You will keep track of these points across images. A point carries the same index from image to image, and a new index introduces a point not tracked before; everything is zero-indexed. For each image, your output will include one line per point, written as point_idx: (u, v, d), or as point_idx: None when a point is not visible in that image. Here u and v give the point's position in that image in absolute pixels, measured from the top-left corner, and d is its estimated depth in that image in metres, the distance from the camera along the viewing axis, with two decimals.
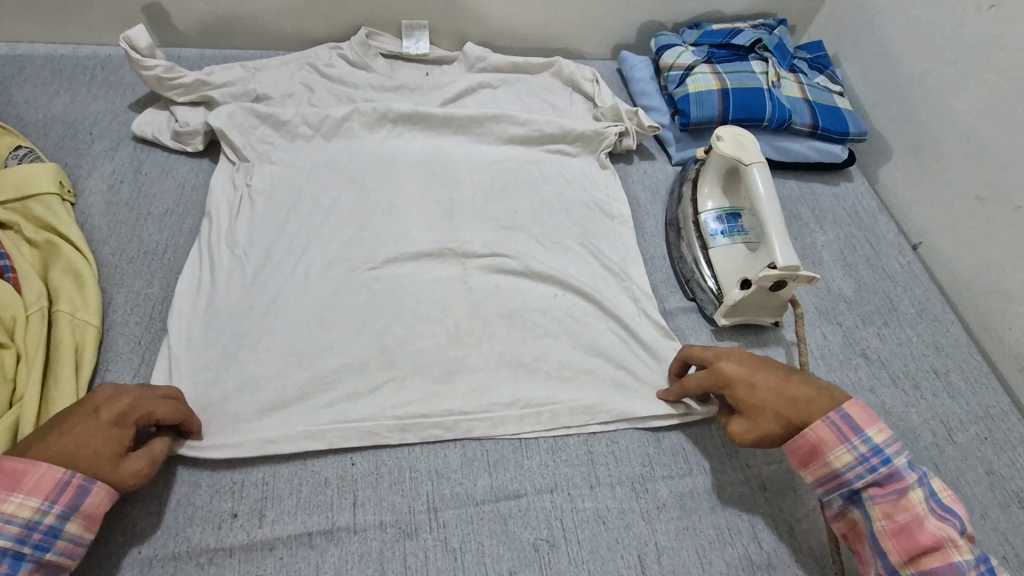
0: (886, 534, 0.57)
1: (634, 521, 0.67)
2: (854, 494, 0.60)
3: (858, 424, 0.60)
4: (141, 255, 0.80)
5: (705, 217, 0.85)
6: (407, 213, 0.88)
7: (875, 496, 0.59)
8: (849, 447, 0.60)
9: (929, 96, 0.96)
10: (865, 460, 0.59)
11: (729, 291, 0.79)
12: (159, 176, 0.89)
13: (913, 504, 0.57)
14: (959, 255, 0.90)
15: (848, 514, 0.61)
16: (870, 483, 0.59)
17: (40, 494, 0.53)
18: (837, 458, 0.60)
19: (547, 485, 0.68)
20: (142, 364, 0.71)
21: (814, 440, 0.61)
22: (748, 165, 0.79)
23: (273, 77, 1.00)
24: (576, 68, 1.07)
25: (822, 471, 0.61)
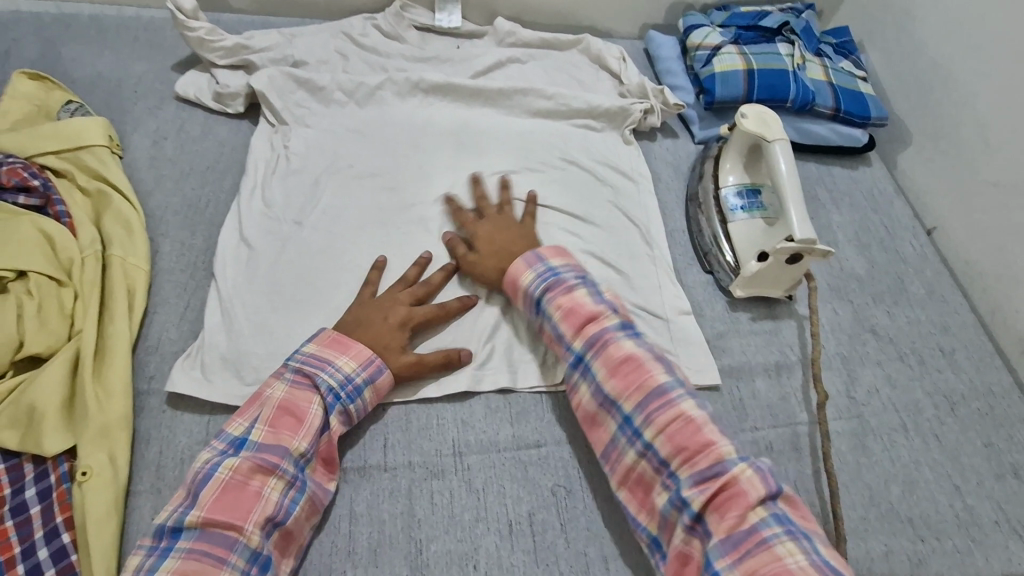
0: (606, 376, 0.66)
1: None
2: (539, 305, 0.73)
3: (611, 298, 0.72)
4: (185, 208, 0.84)
5: (725, 192, 0.88)
6: (437, 180, 0.91)
7: (589, 352, 0.68)
8: (535, 269, 0.75)
9: (952, 84, 0.97)
10: (555, 269, 0.74)
11: (747, 263, 0.82)
12: (201, 134, 0.92)
13: (724, 469, 0.57)
14: (971, 240, 0.93)
15: (545, 330, 0.74)
16: (545, 288, 0.73)
17: (331, 415, 0.65)
18: (599, 318, 0.69)
19: (566, 437, 0.72)
20: (187, 308, 0.75)
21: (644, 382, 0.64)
22: (771, 141, 0.81)
23: (309, 44, 1.03)
24: (603, 46, 1.09)
25: (523, 292, 0.75)
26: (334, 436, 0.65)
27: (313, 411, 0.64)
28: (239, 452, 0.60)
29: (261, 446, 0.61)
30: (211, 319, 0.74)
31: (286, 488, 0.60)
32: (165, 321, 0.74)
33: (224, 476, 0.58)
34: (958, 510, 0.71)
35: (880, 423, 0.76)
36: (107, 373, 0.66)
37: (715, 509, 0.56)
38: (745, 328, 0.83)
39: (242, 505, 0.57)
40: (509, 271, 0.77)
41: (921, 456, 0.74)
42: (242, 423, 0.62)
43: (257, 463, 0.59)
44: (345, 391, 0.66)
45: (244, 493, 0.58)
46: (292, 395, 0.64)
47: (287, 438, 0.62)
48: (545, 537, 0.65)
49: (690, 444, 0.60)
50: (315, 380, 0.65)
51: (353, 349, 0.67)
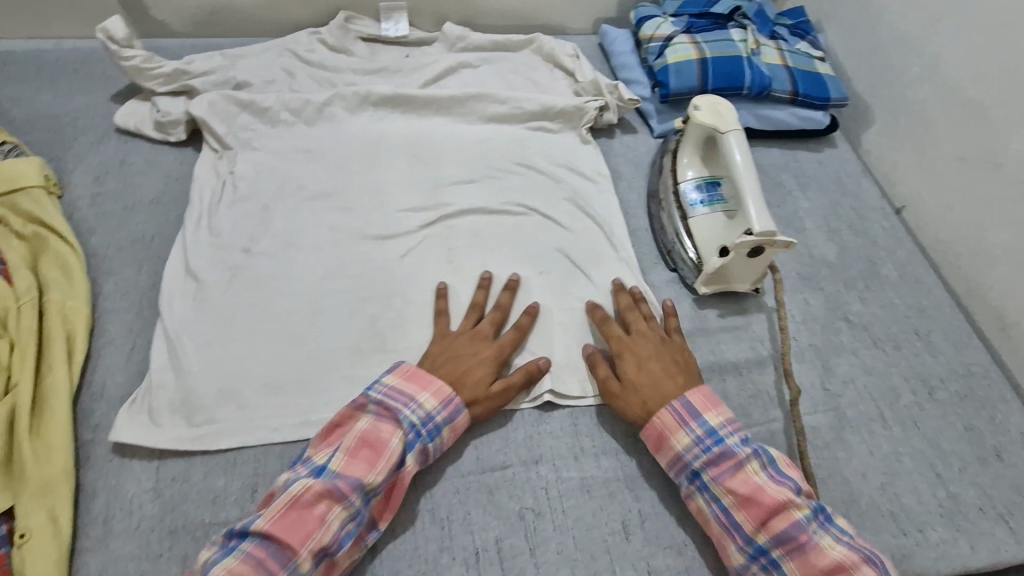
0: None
1: (618, 489, 0.68)
2: (695, 477, 0.64)
3: (791, 473, 0.63)
4: (129, 244, 0.81)
5: (684, 187, 0.85)
6: (391, 196, 0.88)
7: (783, 553, 0.59)
8: (688, 431, 0.65)
9: (912, 58, 0.95)
10: (716, 437, 0.65)
11: (709, 259, 0.80)
12: (144, 167, 0.89)
13: (808, 536, 0.59)
14: (941, 217, 0.91)
15: (694, 501, 0.65)
16: (705, 465, 0.64)
17: (410, 453, 0.63)
18: (786, 508, 0.60)
19: (533, 457, 0.69)
20: (133, 350, 0.73)
21: (659, 428, 0.66)
22: (725, 133, 0.79)
23: (253, 64, 1.00)
24: (556, 44, 1.07)
25: (671, 456, 0.66)
26: (406, 476, 0.63)
27: (393, 446, 0.62)
28: (320, 474, 0.59)
29: (339, 474, 0.59)
30: (158, 360, 0.71)
31: (347, 520, 0.58)
32: (111, 366, 0.71)
33: (289, 495, 0.57)
34: (941, 499, 0.69)
35: (857, 415, 0.74)
36: (47, 425, 0.63)
37: (761, 522, 0.60)
38: (714, 326, 0.80)
39: (304, 528, 0.56)
40: (653, 425, 0.67)
41: (900, 446, 0.72)
42: (327, 447, 0.62)
43: (327, 489, 0.58)
44: (425, 429, 0.64)
45: (308, 519, 0.56)
46: (379, 427, 0.63)
47: (364, 472, 0.60)
48: (514, 564, 0.63)
49: (793, 534, 0.59)
50: (399, 415, 0.63)
51: (433, 385, 0.66)
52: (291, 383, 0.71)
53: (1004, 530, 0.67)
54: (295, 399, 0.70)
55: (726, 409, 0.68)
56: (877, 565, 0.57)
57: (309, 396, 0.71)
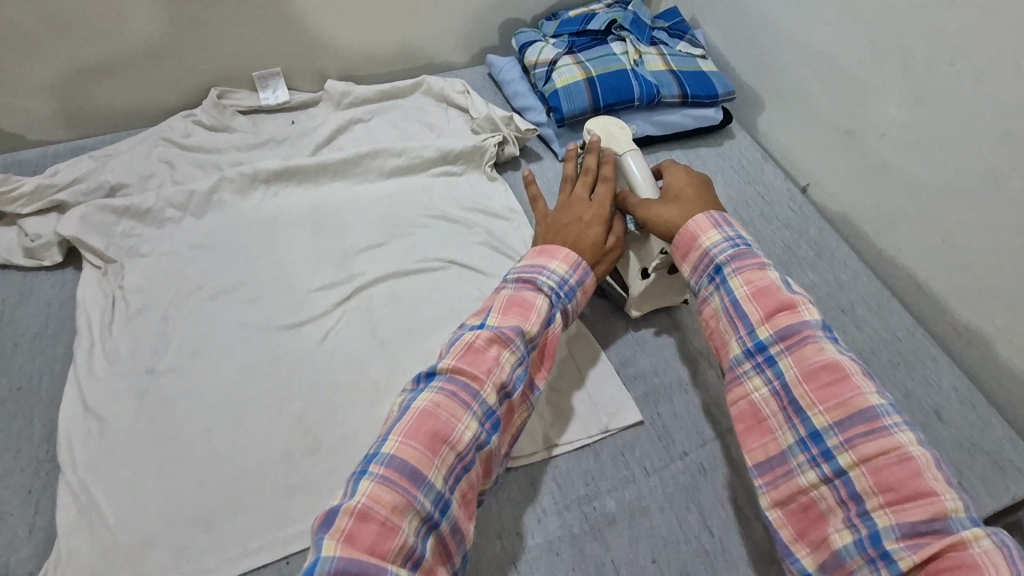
0: (799, 381, 0.57)
1: (588, 543, 0.65)
2: (716, 274, 0.63)
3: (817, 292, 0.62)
4: (14, 393, 0.73)
5: None
6: (300, 277, 0.84)
7: (783, 348, 0.58)
8: (720, 231, 0.65)
9: (784, 42, 0.98)
10: (743, 240, 0.64)
11: (634, 282, 0.77)
12: (19, 300, 0.81)
13: (886, 426, 0.52)
14: (842, 189, 0.94)
15: (709, 304, 0.64)
16: (727, 259, 0.63)
17: (557, 311, 0.66)
18: (796, 309, 0.59)
19: (495, 530, 0.65)
20: (36, 515, 0.65)
21: (690, 230, 0.66)
22: (623, 154, 0.79)
23: (126, 162, 0.93)
24: (444, 83, 1.04)
25: (696, 254, 0.65)
26: (556, 332, 0.66)
27: (541, 303, 0.64)
28: (479, 328, 0.61)
29: (498, 325, 0.61)
30: (65, 519, 0.63)
31: (516, 363, 0.61)
32: (11, 540, 0.63)
33: (437, 394, 0.56)
34: None
35: None
36: None
37: (823, 398, 0.55)
38: (651, 345, 0.80)
39: (481, 364, 0.58)
40: (683, 230, 0.66)
41: None
42: (478, 314, 0.64)
43: (496, 334, 0.60)
44: (563, 290, 0.66)
45: (484, 359, 0.59)
46: (522, 292, 0.65)
47: (522, 322, 0.62)
48: None
49: (859, 416, 0.53)
50: (537, 282, 0.65)
51: (560, 253, 0.68)
52: (223, 510, 0.66)
53: (959, 490, 0.69)
54: (230, 527, 0.65)
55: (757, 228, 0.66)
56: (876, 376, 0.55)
57: (243, 520, 0.65)
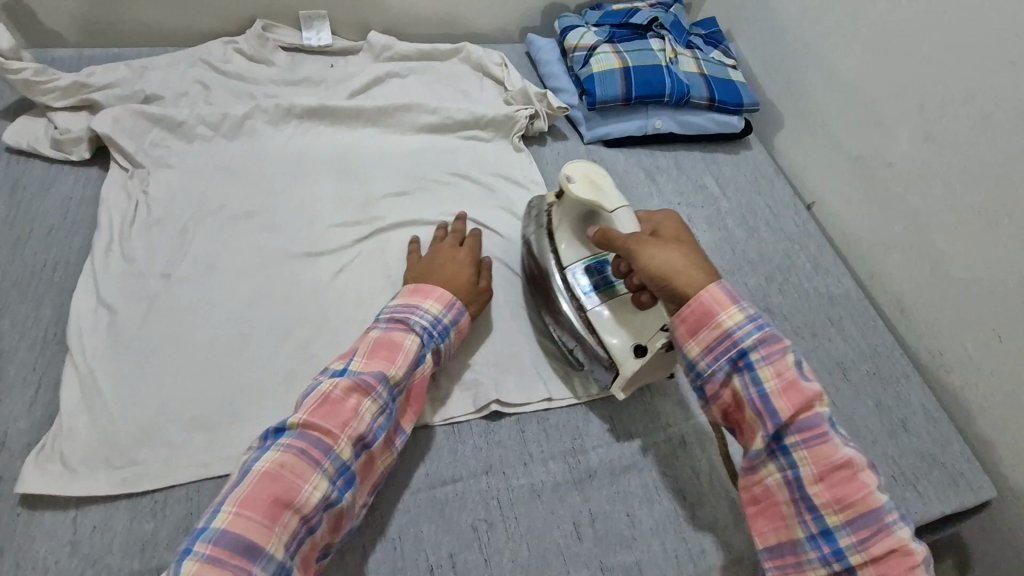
0: (813, 479, 0.54)
1: (568, 492, 0.69)
2: (739, 356, 0.57)
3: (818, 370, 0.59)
4: (27, 276, 0.74)
5: (574, 273, 0.75)
6: (321, 212, 0.86)
7: (800, 442, 0.55)
8: (741, 308, 0.57)
9: (812, 65, 1.03)
10: (761, 318, 0.58)
11: (625, 360, 0.70)
12: (40, 189, 0.82)
13: (890, 525, 0.53)
14: (845, 211, 0.99)
15: (728, 386, 0.58)
16: (755, 343, 0.56)
17: (425, 351, 0.66)
18: (812, 403, 0.55)
19: (482, 466, 0.70)
20: (39, 392, 0.66)
21: (708, 303, 0.58)
22: (613, 210, 0.68)
23: (163, 76, 0.94)
24: (483, 53, 1.07)
25: (719, 333, 0.57)
26: (426, 372, 0.67)
27: (409, 345, 0.64)
28: (339, 375, 0.60)
29: (360, 371, 0.60)
30: (69, 401, 0.65)
31: (376, 413, 0.60)
32: (12, 411, 0.65)
33: (284, 453, 0.54)
34: None
35: None
36: None
37: (839, 500, 0.54)
38: None
39: (338, 418, 0.57)
40: (700, 299, 0.58)
41: None
42: (342, 357, 0.63)
43: (355, 383, 0.59)
44: (435, 330, 0.68)
45: (340, 411, 0.58)
46: (390, 334, 0.65)
47: (386, 366, 0.62)
48: None
49: (865, 506, 0.53)
50: (409, 322, 0.66)
51: (435, 293, 0.70)
52: (223, 415, 0.67)
53: (913, 494, 0.75)
54: (230, 433, 0.66)
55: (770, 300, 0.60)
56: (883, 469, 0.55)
57: (242, 427, 0.67)
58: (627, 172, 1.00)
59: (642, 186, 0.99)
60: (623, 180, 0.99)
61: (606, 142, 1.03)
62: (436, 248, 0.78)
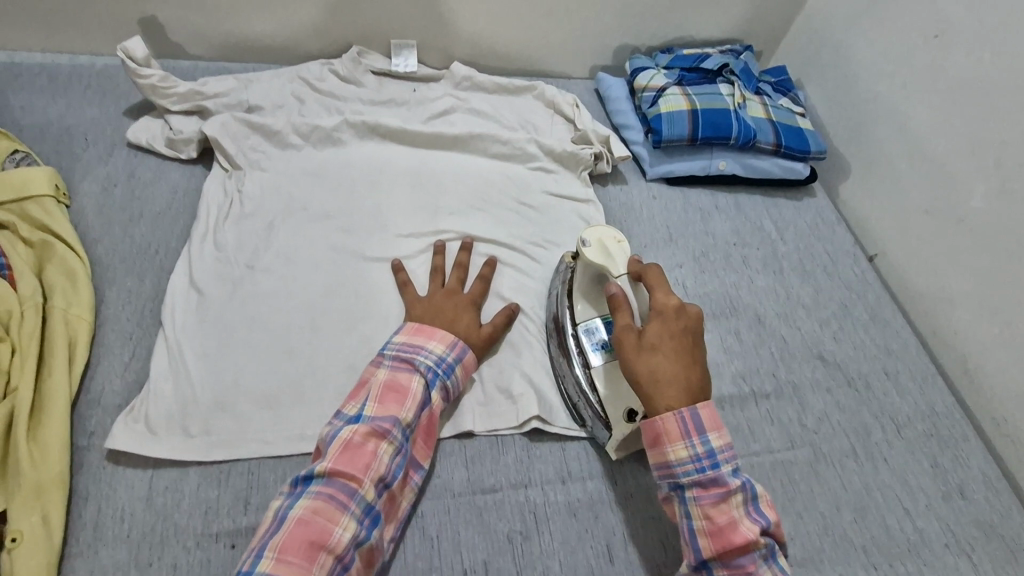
0: (703, 532, 0.60)
1: (601, 508, 0.71)
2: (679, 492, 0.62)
3: (766, 511, 0.61)
4: (133, 256, 0.83)
5: (579, 332, 0.78)
6: (393, 222, 0.91)
7: (698, 499, 0.61)
8: (689, 444, 0.61)
9: (882, 119, 1.04)
10: (715, 459, 0.61)
11: (617, 424, 0.72)
12: (152, 180, 0.92)
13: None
14: (910, 265, 0.98)
15: (671, 506, 0.64)
16: (673, 417, 0.62)
17: (433, 390, 0.69)
18: (749, 544, 0.59)
19: (522, 479, 0.72)
20: (132, 358, 0.74)
21: (647, 377, 0.64)
22: (616, 276, 0.76)
23: (264, 88, 1.03)
24: (557, 93, 1.12)
25: (645, 397, 0.64)
26: (434, 410, 0.69)
27: (415, 386, 0.68)
28: (356, 422, 0.64)
29: (373, 417, 0.64)
30: (158, 367, 0.72)
31: (394, 453, 0.63)
32: (109, 372, 0.72)
33: (314, 500, 0.58)
34: (907, 532, 0.74)
35: (827, 446, 0.80)
36: (45, 433, 0.64)
37: (721, 551, 0.59)
38: None
39: (359, 462, 0.61)
40: (656, 424, 0.62)
41: (868, 479, 0.78)
42: (355, 403, 0.66)
43: (372, 429, 0.63)
44: (440, 369, 0.70)
45: (361, 455, 0.61)
46: (396, 375, 0.68)
47: (397, 409, 0.65)
48: None
49: (738, 559, 0.59)
50: (414, 363, 0.69)
51: (438, 334, 0.73)
52: (289, 396, 0.73)
53: (966, 563, 0.73)
54: (292, 414, 0.72)
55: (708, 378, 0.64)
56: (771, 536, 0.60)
57: (303, 410, 0.72)
58: (687, 210, 1.03)
59: (701, 224, 1.01)
60: (682, 216, 1.02)
61: (668, 180, 1.06)
62: (438, 294, 0.80)
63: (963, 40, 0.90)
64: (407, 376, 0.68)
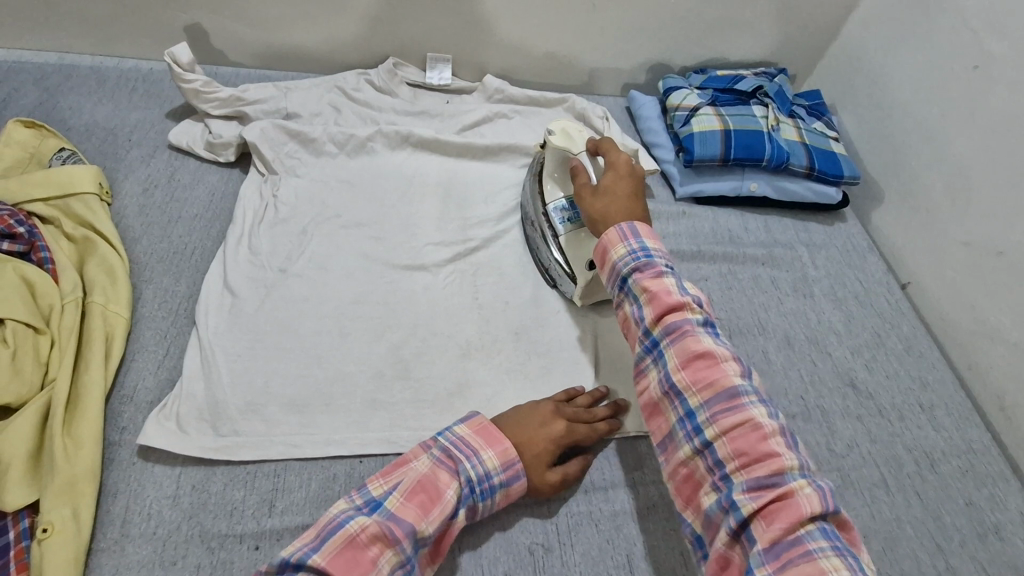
0: (698, 406, 0.60)
1: (625, 523, 0.71)
2: (624, 284, 0.69)
3: (699, 293, 0.67)
4: (171, 255, 0.85)
5: (552, 208, 0.89)
6: (423, 230, 0.92)
7: (686, 374, 0.62)
8: (627, 245, 0.69)
9: (920, 146, 1.02)
10: (649, 252, 0.68)
11: (580, 274, 0.84)
12: (191, 182, 0.94)
13: (768, 443, 0.56)
14: (946, 296, 0.97)
15: (622, 309, 0.70)
16: (637, 278, 0.67)
17: (463, 506, 0.62)
18: (682, 308, 0.64)
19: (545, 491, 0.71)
20: (166, 356, 0.75)
21: (603, 243, 0.71)
22: (577, 154, 0.86)
23: (303, 96, 1.05)
24: (588, 106, 1.13)
25: (610, 265, 0.70)
26: (454, 528, 0.62)
27: (450, 496, 0.61)
28: (374, 513, 0.58)
29: (392, 515, 0.58)
30: (191, 367, 0.73)
31: (396, 566, 0.56)
32: (143, 369, 0.73)
33: None
34: (941, 570, 0.72)
35: (859, 476, 0.78)
36: (79, 425, 0.65)
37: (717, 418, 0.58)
38: None
39: (355, 569, 0.54)
40: (600, 241, 0.72)
41: (901, 513, 0.75)
42: (385, 489, 0.61)
43: (382, 530, 0.56)
44: (479, 486, 0.64)
45: (360, 559, 0.54)
46: (437, 472, 0.62)
47: (417, 517, 0.58)
48: None
49: (739, 429, 0.57)
50: (459, 467, 0.63)
51: (499, 445, 0.66)
52: (316, 401, 0.73)
53: None
54: (320, 419, 0.72)
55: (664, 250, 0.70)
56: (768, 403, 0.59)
57: (331, 415, 0.73)
58: (716, 230, 1.02)
59: (730, 244, 1.01)
60: (711, 235, 1.01)
61: (698, 200, 1.05)
62: (511, 429, 0.69)
63: (1006, 72, 0.89)
64: (448, 484, 0.62)
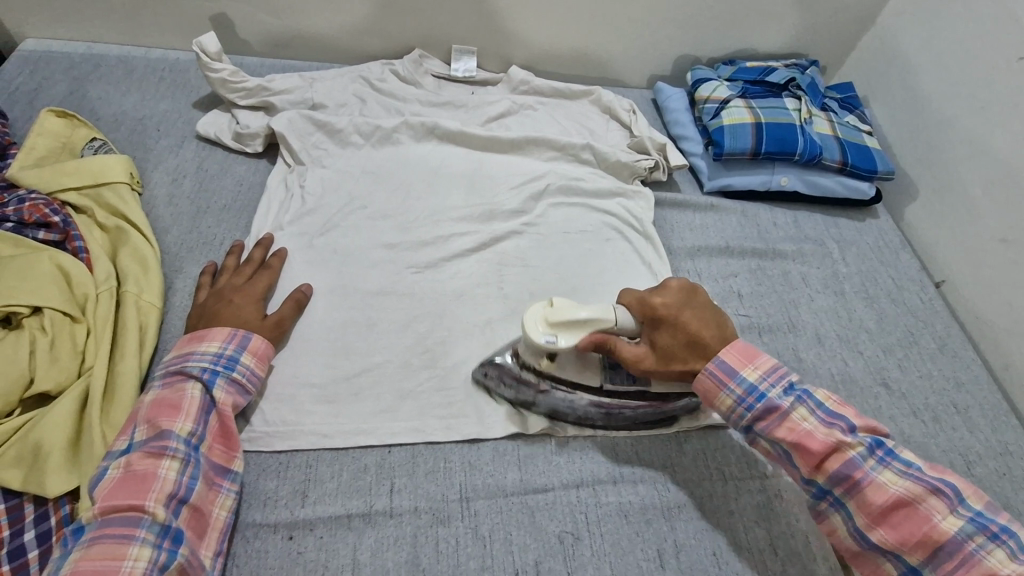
0: (870, 525, 0.59)
1: (654, 515, 0.70)
2: (749, 431, 0.65)
3: (843, 412, 0.63)
4: (200, 245, 0.85)
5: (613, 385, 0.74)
6: (449, 223, 0.92)
7: (845, 493, 0.60)
8: (728, 391, 0.65)
9: (956, 141, 1.00)
10: (758, 391, 0.64)
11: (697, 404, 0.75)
12: (219, 173, 0.94)
13: (966, 547, 0.56)
14: (982, 295, 0.94)
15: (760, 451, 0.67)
16: (755, 418, 0.64)
17: (214, 391, 0.65)
18: (840, 450, 0.61)
19: (574, 480, 0.71)
20: None
21: (703, 391, 0.67)
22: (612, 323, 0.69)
23: (328, 86, 1.05)
24: (614, 98, 1.11)
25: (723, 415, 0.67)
26: (225, 410, 0.65)
27: (193, 395, 0.63)
28: (125, 453, 0.59)
29: (146, 441, 0.60)
30: None
31: (181, 467, 0.59)
32: None
33: (88, 547, 0.53)
34: None
35: None
36: (116, 414, 0.65)
37: (900, 536, 0.58)
38: None
39: (137, 490, 0.56)
40: (700, 390, 0.67)
41: None
42: (124, 433, 0.62)
43: (146, 451, 0.59)
44: (219, 364, 0.66)
45: (140, 482, 0.57)
46: (167, 391, 0.63)
47: (169, 424, 0.61)
48: None
49: (926, 540, 0.57)
50: (185, 371, 0.65)
51: (212, 333, 0.68)
52: (344, 390, 0.73)
53: None
54: (348, 408, 0.72)
55: (765, 357, 0.66)
56: (944, 496, 0.57)
57: (361, 404, 0.73)
58: (745, 225, 1.00)
59: (760, 239, 0.99)
60: (739, 230, 1.00)
61: (726, 194, 1.04)
62: (229, 277, 0.77)
63: None
64: (189, 387, 0.64)
